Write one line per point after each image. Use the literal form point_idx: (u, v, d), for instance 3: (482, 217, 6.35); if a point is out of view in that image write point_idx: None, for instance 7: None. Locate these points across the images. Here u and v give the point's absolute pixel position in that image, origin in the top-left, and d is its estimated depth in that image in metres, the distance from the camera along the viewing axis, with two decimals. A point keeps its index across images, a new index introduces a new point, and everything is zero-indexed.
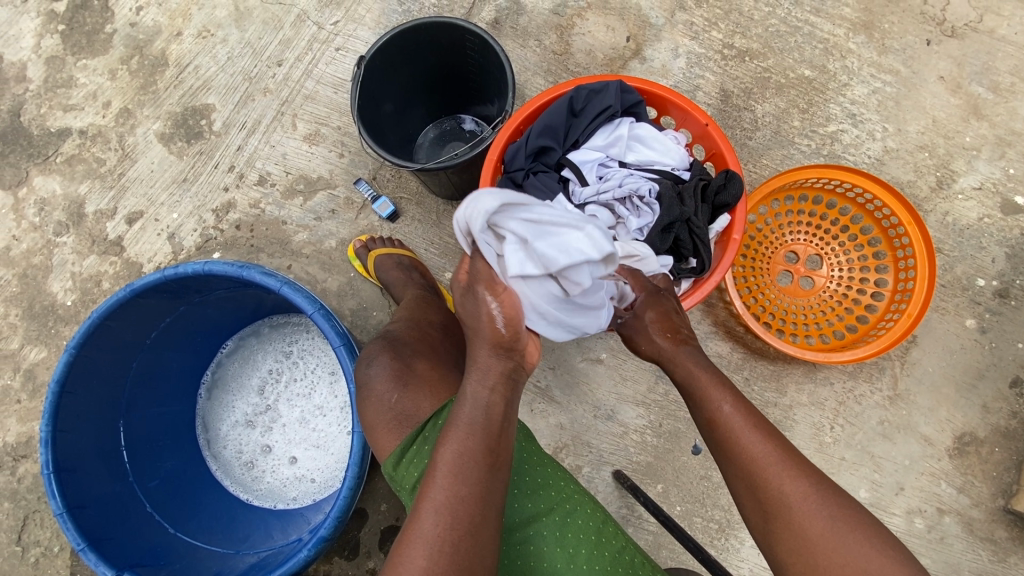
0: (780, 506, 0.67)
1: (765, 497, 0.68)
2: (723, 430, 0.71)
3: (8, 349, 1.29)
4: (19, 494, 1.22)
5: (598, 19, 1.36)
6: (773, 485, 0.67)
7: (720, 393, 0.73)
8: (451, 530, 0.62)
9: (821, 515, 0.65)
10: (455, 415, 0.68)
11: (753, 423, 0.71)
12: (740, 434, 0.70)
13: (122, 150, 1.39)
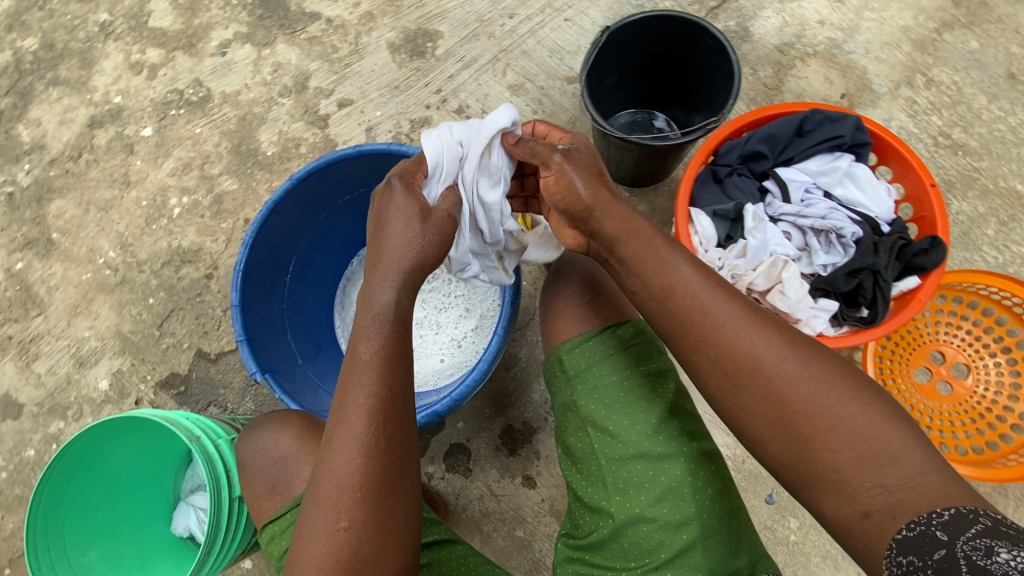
0: (785, 381, 0.69)
1: (766, 377, 0.69)
2: (711, 320, 0.72)
3: (210, 172, 1.50)
4: (175, 290, 1.41)
5: (819, 70, 1.38)
6: (774, 361, 0.70)
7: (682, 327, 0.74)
8: (377, 422, 0.73)
9: (819, 377, 0.69)
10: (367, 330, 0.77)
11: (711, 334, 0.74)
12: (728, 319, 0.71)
13: (355, 45, 1.56)
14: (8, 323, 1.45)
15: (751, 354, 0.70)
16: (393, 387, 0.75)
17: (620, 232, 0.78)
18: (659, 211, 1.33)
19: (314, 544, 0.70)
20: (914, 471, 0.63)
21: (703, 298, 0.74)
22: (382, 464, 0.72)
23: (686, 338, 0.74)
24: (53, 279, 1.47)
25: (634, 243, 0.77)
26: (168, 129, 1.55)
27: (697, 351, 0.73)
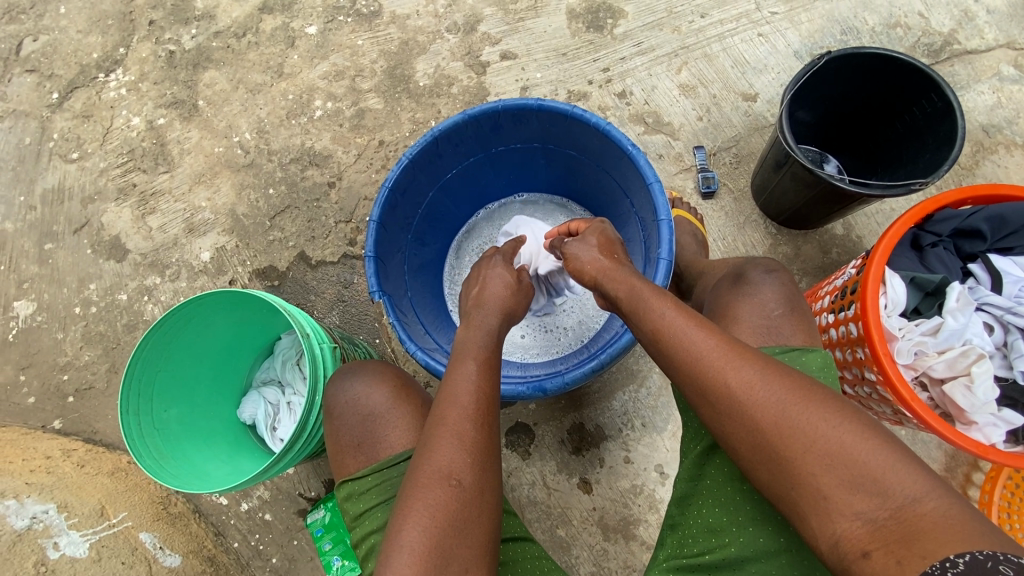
0: (764, 412, 0.66)
1: (743, 409, 0.67)
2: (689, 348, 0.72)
3: (360, 86, 1.50)
4: (296, 188, 1.43)
5: (1021, 163, 1.26)
6: (750, 391, 0.67)
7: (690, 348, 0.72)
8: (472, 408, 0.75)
9: (804, 407, 0.65)
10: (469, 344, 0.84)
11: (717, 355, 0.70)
12: (706, 349, 0.70)
13: (534, 1, 1.52)
14: (136, 171, 1.50)
15: (728, 386, 0.68)
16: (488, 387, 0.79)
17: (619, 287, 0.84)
18: (803, 258, 1.24)
19: (420, 502, 0.69)
20: (907, 498, 0.58)
21: (690, 328, 0.73)
22: (480, 442, 0.73)
23: (669, 370, 0.73)
24: (188, 143, 1.50)
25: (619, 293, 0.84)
26: (332, 33, 1.56)
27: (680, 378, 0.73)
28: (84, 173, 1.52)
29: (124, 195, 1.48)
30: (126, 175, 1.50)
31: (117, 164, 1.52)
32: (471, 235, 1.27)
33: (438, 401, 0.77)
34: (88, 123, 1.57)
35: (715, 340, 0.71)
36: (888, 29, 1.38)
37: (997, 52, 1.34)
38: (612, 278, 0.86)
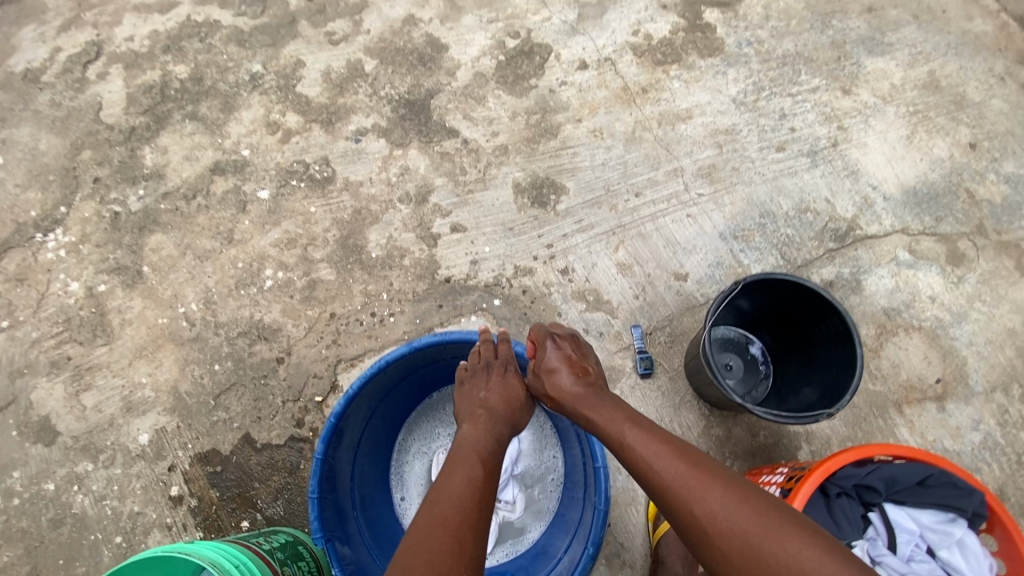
0: (740, 538, 0.74)
1: (720, 531, 0.76)
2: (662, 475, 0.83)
3: (311, 254, 1.52)
4: (243, 364, 1.42)
5: (919, 347, 1.40)
6: (716, 515, 0.77)
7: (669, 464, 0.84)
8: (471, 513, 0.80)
9: (762, 527, 0.74)
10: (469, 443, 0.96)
11: (689, 471, 0.83)
12: (677, 477, 0.82)
13: (482, 173, 1.62)
14: (71, 343, 1.45)
15: (699, 515, 0.78)
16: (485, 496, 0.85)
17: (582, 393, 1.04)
18: (733, 440, 1.33)
19: None
20: None
21: (660, 453, 0.86)
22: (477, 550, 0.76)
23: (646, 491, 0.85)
24: (130, 313, 1.47)
25: (588, 408, 1.01)
26: (284, 198, 1.58)
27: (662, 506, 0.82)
28: (14, 343, 1.46)
29: (57, 369, 1.43)
30: (59, 347, 1.45)
31: (51, 333, 1.46)
32: (423, 417, 1.34)
33: (434, 500, 0.82)
34: (21, 287, 1.52)
35: (683, 470, 0.83)
36: (800, 214, 1.53)
37: (894, 237, 1.51)
38: (584, 396, 1.04)
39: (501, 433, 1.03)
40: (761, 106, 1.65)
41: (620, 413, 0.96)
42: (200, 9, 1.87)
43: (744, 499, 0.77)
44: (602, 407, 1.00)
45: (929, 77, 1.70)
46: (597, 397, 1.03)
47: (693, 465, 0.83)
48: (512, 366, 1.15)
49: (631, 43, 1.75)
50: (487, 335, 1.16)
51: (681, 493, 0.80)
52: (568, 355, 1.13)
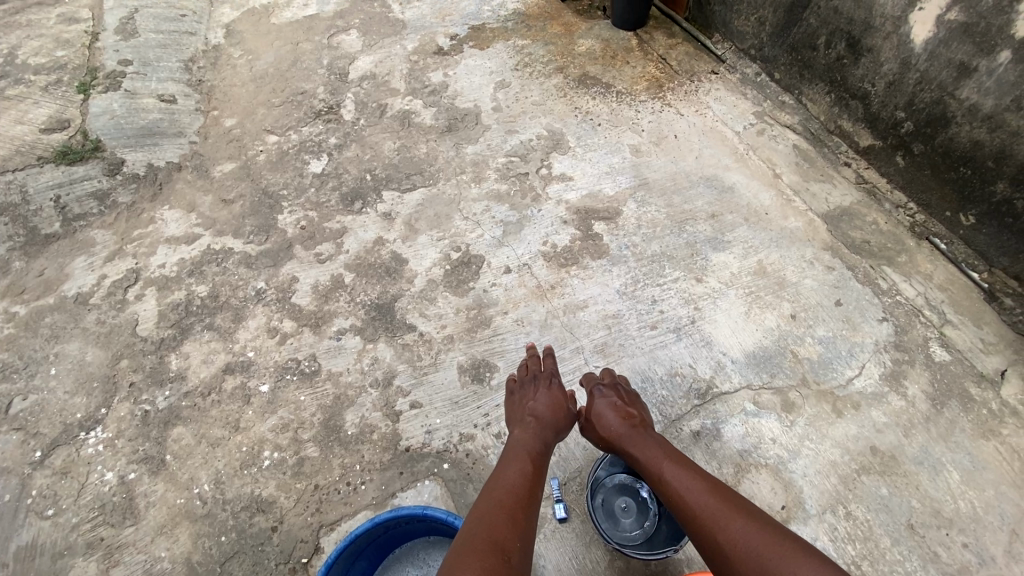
0: (745, 548, 1.28)
1: (721, 533, 1.34)
2: (689, 500, 1.46)
3: (301, 435, 1.96)
4: (245, 533, 1.78)
5: (767, 480, 1.85)
6: (733, 535, 1.32)
7: (704, 496, 1.44)
8: (526, 485, 1.51)
9: (759, 544, 1.28)
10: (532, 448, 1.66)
11: (716, 502, 1.42)
12: (703, 508, 1.41)
13: (434, 358, 2.13)
14: (104, 525, 1.81)
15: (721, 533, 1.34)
16: (535, 482, 1.54)
17: (638, 440, 1.70)
18: (631, 570, 1.71)
19: (488, 518, 1.36)
20: None
21: (691, 487, 1.49)
22: (529, 501, 1.45)
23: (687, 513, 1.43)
24: (153, 495, 1.85)
25: (639, 449, 1.67)
26: (281, 389, 2.06)
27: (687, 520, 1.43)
28: (56, 528, 1.81)
29: (91, 549, 1.77)
30: (95, 529, 1.80)
31: (87, 518, 1.82)
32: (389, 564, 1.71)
33: (502, 477, 1.53)
34: (64, 479, 1.90)
35: (714, 503, 1.41)
36: (671, 377, 2.05)
37: (741, 392, 2.02)
38: (642, 441, 1.70)
39: (545, 438, 1.73)
40: (636, 294, 2.27)
41: (665, 459, 1.61)
42: (218, 239, 2.50)
43: (743, 520, 1.35)
44: (650, 452, 1.65)
45: (758, 265, 2.33)
46: (644, 440, 1.69)
47: (710, 498, 1.44)
48: (554, 382, 1.89)
49: (539, 251, 2.43)
50: (536, 357, 1.94)
51: (699, 512, 1.41)
52: (622, 408, 1.83)
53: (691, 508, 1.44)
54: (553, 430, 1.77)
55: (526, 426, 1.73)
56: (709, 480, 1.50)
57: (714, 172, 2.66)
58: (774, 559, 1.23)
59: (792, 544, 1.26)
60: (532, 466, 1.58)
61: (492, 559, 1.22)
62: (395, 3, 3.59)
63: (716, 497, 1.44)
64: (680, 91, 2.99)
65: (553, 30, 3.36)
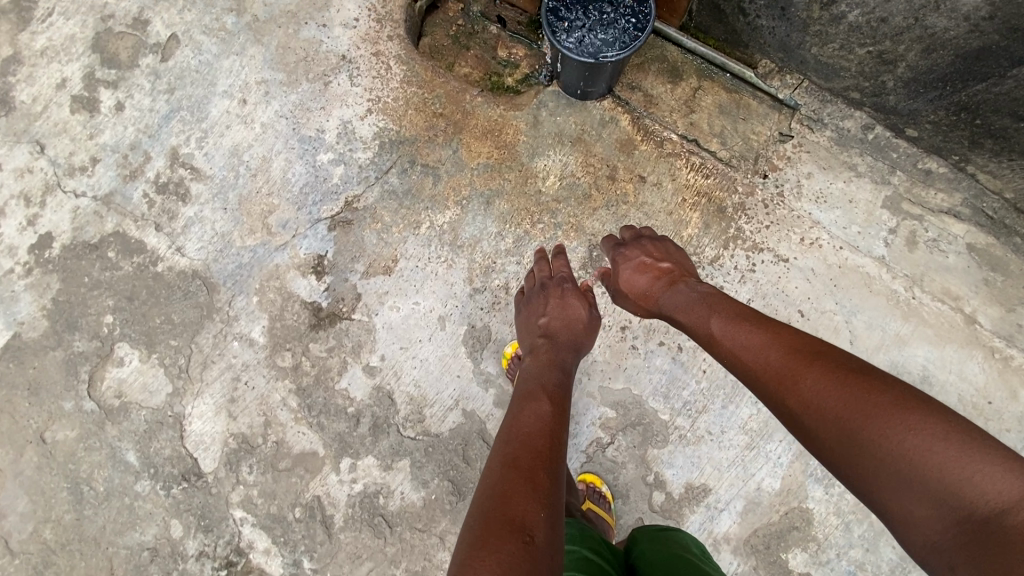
0: (832, 413, 0.98)
1: (791, 396, 1.05)
2: (751, 350, 1.17)
3: None
4: None
5: None
6: (814, 407, 1.01)
7: (767, 346, 1.15)
8: (545, 423, 1.19)
9: (861, 419, 0.94)
10: (545, 376, 1.35)
11: (776, 348, 1.13)
12: (766, 364, 1.12)
13: None
14: None
15: (797, 400, 1.04)
16: (552, 420, 1.20)
17: (674, 306, 1.40)
18: None
19: (486, 483, 1.07)
20: (974, 492, 0.82)
21: (749, 343, 1.19)
22: (546, 438, 1.15)
23: (750, 371, 1.16)
24: None
25: (677, 309, 1.39)
26: None
27: (749, 379, 1.16)
28: None
29: None
30: None
31: None
32: None
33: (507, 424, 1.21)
34: None
35: (780, 358, 1.11)
36: None
37: None
38: (684, 302, 1.39)
39: (555, 358, 1.41)
40: None
41: (717, 313, 1.30)
42: None
43: (826, 371, 1.03)
44: (690, 308, 1.37)
45: None
46: (686, 293, 1.40)
47: (778, 349, 1.13)
48: (567, 288, 1.55)
49: None
50: (544, 262, 1.61)
51: (766, 365, 1.13)
52: (655, 267, 1.50)
53: (753, 353, 1.17)
54: (569, 336, 1.48)
55: (538, 351, 1.43)
56: (770, 327, 1.19)
57: (888, 360, 1.68)
58: (858, 414, 0.94)
59: (889, 391, 0.95)
60: (545, 401, 1.25)
61: (503, 542, 0.93)
62: (148, 231, 1.74)
63: (782, 348, 1.13)
64: (757, 208, 1.74)
65: (476, 156, 1.78)
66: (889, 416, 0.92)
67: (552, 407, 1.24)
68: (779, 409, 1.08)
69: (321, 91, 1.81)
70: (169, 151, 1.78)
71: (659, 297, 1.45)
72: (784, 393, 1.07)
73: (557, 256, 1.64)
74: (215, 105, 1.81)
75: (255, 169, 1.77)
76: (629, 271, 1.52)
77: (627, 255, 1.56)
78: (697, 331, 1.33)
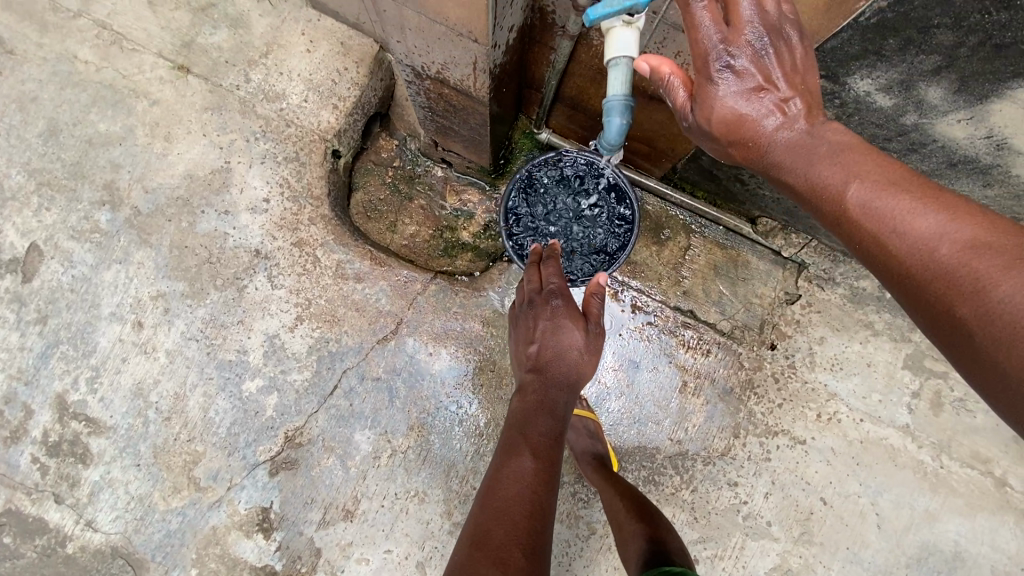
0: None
1: (966, 306, 0.61)
2: (905, 228, 0.66)
3: None
4: None
5: None
6: (1007, 315, 0.59)
7: (940, 228, 0.64)
8: (533, 496, 1.01)
9: None
10: (534, 428, 1.15)
11: (957, 238, 0.63)
12: (926, 257, 0.64)
13: None
14: None
15: (979, 311, 0.61)
16: (536, 494, 1.01)
17: (781, 155, 0.76)
18: None
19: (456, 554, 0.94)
20: None
21: (910, 220, 0.66)
22: (528, 516, 0.97)
23: (897, 265, 0.67)
24: None
25: (788, 161, 0.76)
26: None
27: (890, 266, 0.68)
28: None
29: None
30: None
31: None
32: None
33: (490, 485, 1.06)
34: None
35: (957, 243, 0.63)
36: None
37: None
38: (796, 143, 0.76)
39: (547, 403, 1.20)
40: None
41: (848, 167, 0.72)
42: None
43: None
44: (811, 155, 0.75)
45: None
46: (809, 142, 0.75)
47: (960, 233, 0.63)
48: (555, 300, 1.29)
49: None
50: (536, 265, 1.37)
51: (922, 258, 0.65)
52: (775, 95, 0.74)
53: (900, 223, 0.67)
54: (561, 374, 1.24)
55: (528, 391, 1.24)
56: (949, 203, 0.66)
57: (919, 540, 1.50)
58: None
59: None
60: (536, 470, 1.06)
61: None
62: (45, 505, 1.42)
63: (962, 224, 0.64)
64: (767, 386, 1.52)
65: (437, 358, 1.50)
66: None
67: (535, 471, 1.05)
68: (927, 314, 0.66)
69: (235, 300, 1.47)
70: (55, 400, 1.43)
71: (762, 140, 0.77)
72: (952, 293, 0.63)
73: (547, 262, 1.37)
74: (102, 333, 1.45)
75: (169, 413, 1.44)
76: (732, 96, 0.74)
77: (746, 71, 0.72)
78: (816, 198, 0.74)
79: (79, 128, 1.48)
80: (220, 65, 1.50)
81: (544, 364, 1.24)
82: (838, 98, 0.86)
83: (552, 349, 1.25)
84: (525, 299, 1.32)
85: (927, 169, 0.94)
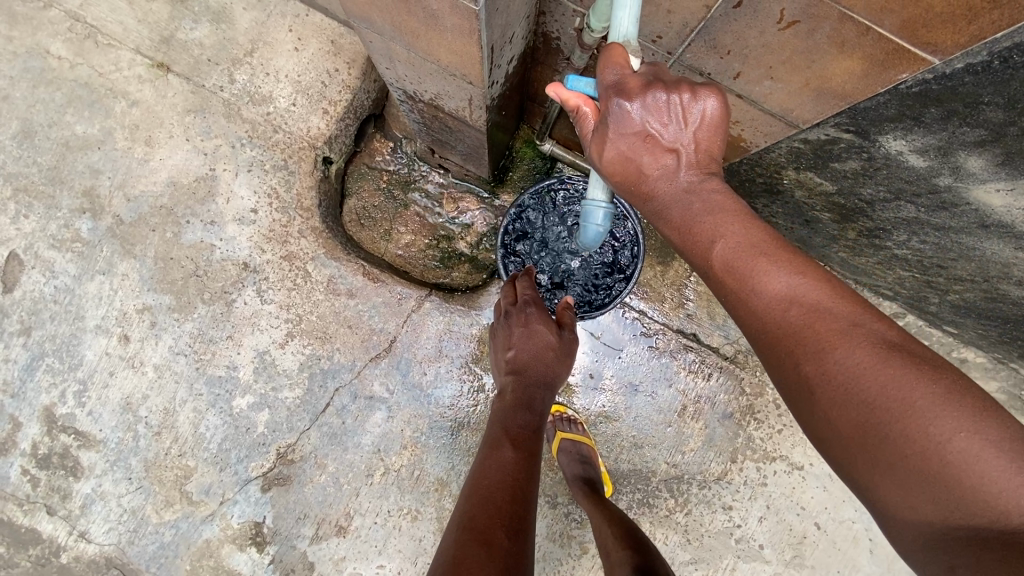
0: (872, 399, 0.54)
1: (809, 369, 0.58)
2: (757, 287, 0.64)
3: None
4: None
5: None
6: (841, 379, 0.56)
7: (789, 290, 0.62)
8: (514, 479, 0.98)
9: (911, 416, 0.52)
10: (513, 421, 1.14)
11: (804, 300, 0.61)
12: (775, 317, 0.62)
13: None
14: None
15: (818, 375, 0.58)
16: (517, 475, 0.99)
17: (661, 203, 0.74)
18: None
19: (444, 541, 0.90)
20: None
21: (764, 278, 0.63)
22: (512, 499, 0.93)
23: (752, 328, 0.65)
24: None
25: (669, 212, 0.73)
26: None
27: (749, 330, 0.66)
28: None
29: None
30: None
31: None
32: None
33: (474, 476, 1.02)
34: None
35: (804, 297, 0.61)
36: None
37: None
38: (681, 192, 0.72)
39: (528, 398, 1.19)
40: None
41: (717, 220, 0.69)
42: None
43: (877, 352, 0.55)
44: (688, 205, 0.72)
45: None
46: (685, 192, 0.72)
47: (804, 299, 0.61)
48: (529, 309, 1.27)
49: None
50: (515, 278, 1.37)
51: (771, 318, 0.62)
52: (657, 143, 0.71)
53: (754, 282, 0.64)
54: (541, 372, 1.23)
55: (509, 390, 1.22)
56: (800, 265, 0.63)
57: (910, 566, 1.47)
58: (902, 404, 0.53)
59: (960, 390, 0.52)
60: (515, 458, 1.03)
61: None
62: (37, 516, 1.41)
63: (809, 285, 0.61)
64: (768, 412, 1.49)
65: (432, 378, 1.46)
66: (935, 408, 0.51)
67: (517, 459, 1.03)
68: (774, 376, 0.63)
69: (223, 315, 1.42)
70: (42, 413, 1.41)
71: (653, 188, 0.74)
72: (795, 357, 0.60)
73: (523, 278, 1.36)
74: (88, 346, 1.41)
75: (159, 428, 1.42)
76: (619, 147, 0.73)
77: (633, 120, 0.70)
78: (688, 251, 0.72)
79: (54, 130, 1.40)
80: (202, 63, 1.40)
81: (524, 359, 1.23)
82: (867, 153, 0.84)
83: (533, 346, 1.23)
84: (502, 309, 1.31)
85: (956, 224, 0.90)
